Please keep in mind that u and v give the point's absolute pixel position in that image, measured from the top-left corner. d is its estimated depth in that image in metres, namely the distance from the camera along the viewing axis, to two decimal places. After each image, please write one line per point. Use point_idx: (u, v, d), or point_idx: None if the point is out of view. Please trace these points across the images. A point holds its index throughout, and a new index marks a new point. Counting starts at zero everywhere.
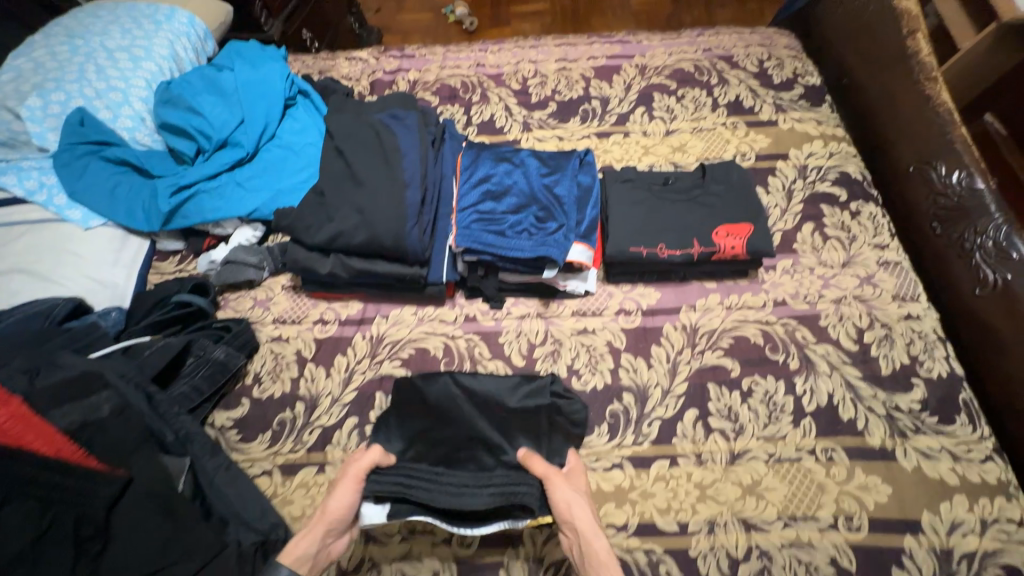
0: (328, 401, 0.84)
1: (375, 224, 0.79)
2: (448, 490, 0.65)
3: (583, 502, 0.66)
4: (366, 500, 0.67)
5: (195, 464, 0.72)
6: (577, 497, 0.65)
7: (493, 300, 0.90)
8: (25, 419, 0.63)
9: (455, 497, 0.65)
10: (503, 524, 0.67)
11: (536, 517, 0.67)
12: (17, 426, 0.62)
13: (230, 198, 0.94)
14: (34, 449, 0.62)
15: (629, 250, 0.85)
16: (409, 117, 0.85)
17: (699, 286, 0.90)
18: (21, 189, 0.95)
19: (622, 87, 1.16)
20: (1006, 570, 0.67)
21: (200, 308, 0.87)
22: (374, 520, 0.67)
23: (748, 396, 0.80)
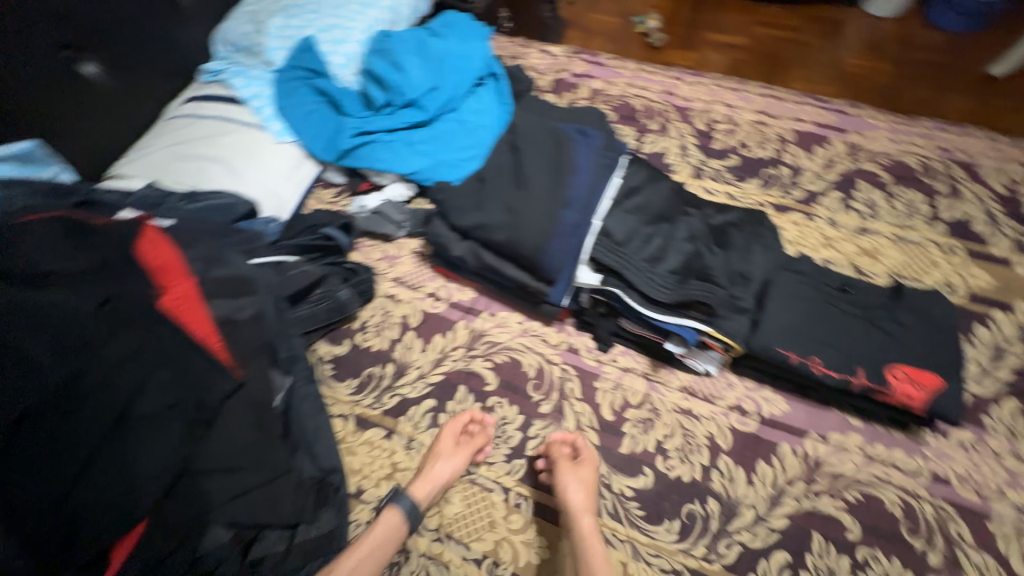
0: (415, 374, 0.86)
1: (522, 227, 0.77)
2: (652, 279, 0.75)
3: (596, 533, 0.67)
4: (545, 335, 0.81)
5: (292, 388, 0.77)
6: (584, 498, 0.69)
7: (601, 341, 0.85)
8: (191, 300, 0.66)
9: (657, 282, 0.75)
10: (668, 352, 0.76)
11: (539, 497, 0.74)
12: (184, 304, 0.66)
13: (398, 154, 0.99)
14: (189, 329, 0.65)
15: (774, 350, 0.73)
16: (595, 136, 0.82)
17: (840, 418, 0.77)
18: (242, 92, 1.09)
19: (821, 162, 1.02)
20: None
21: (338, 245, 0.93)
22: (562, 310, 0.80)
23: (859, 569, 0.67)
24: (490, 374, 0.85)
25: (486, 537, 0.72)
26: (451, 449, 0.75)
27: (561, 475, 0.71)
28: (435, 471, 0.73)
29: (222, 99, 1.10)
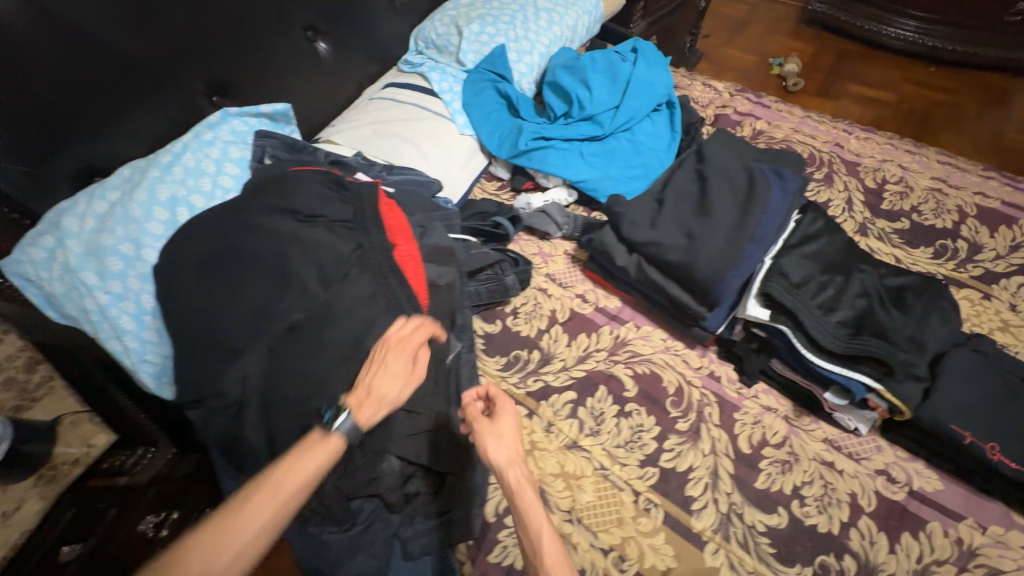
0: (558, 365, 0.92)
1: (699, 254, 0.82)
2: (824, 328, 0.76)
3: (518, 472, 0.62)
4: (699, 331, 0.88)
5: (458, 354, 0.85)
6: (507, 443, 0.64)
7: (746, 375, 0.87)
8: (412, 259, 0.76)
9: (829, 334, 0.76)
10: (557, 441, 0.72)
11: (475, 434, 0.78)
12: (409, 260, 0.76)
13: (570, 162, 1.06)
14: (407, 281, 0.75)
15: (946, 425, 0.72)
16: (790, 180, 0.85)
17: (1002, 511, 0.74)
18: (436, 85, 1.22)
19: (1005, 243, 0.97)
20: None
21: (504, 235, 1.03)
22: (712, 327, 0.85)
23: None
24: (630, 381, 0.89)
25: (614, 531, 0.76)
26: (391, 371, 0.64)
27: (483, 438, 0.64)
28: (377, 384, 0.62)
29: (417, 88, 1.23)
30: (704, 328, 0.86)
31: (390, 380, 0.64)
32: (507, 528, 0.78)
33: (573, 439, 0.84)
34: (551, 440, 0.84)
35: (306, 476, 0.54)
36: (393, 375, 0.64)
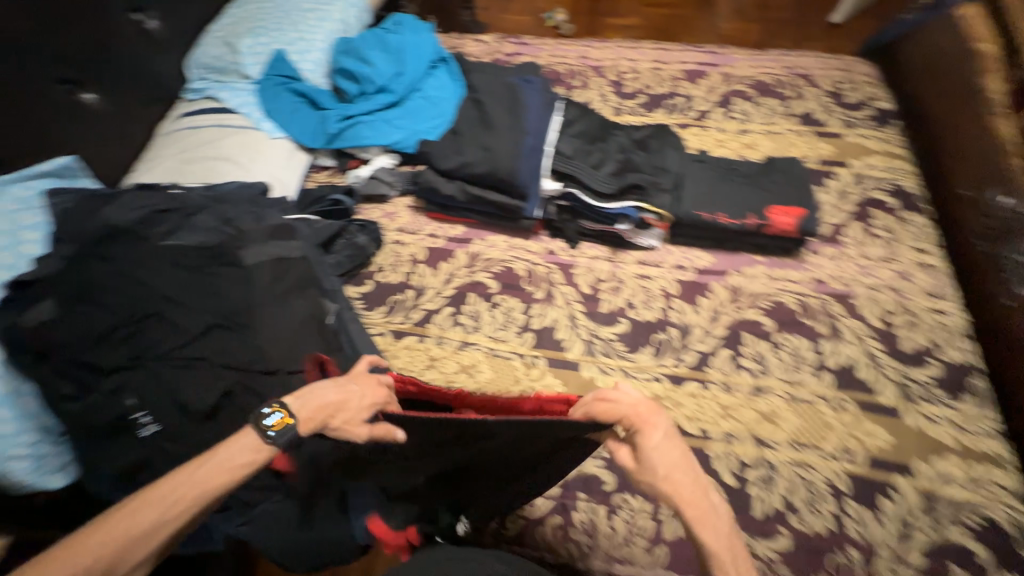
0: (431, 293, 1.06)
1: (496, 159, 1.01)
2: (586, 171, 1.01)
3: (673, 454, 0.64)
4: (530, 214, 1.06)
5: (342, 313, 0.92)
6: (662, 443, 0.64)
7: (571, 240, 1.10)
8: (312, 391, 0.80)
9: (587, 172, 1.01)
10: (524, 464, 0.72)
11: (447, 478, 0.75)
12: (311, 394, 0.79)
13: (380, 131, 1.20)
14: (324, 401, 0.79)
15: (693, 213, 1.02)
16: (536, 83, 1.09)
17: (748, 257, 1.06)
18: (230, 102, 1.25)
19: (706, 90, 1.34)
20: (987, 520, 0.78)
21: (345, 208, 1.13)
22: (533, 213, 1.05)
23: (777, 347, 0.95)
24: (491, 281, 1.07)
25: (514, 388, 0.94)
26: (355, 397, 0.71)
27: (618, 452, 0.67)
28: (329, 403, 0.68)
29: (212, 110, 1.25)
30: (525, 214, 1.05)
31: (333, 395, 0.69)
32: None
33: (461, 339, 1.00)
34: (445, 348, 0.99)
35: (228, 482, 0.60)
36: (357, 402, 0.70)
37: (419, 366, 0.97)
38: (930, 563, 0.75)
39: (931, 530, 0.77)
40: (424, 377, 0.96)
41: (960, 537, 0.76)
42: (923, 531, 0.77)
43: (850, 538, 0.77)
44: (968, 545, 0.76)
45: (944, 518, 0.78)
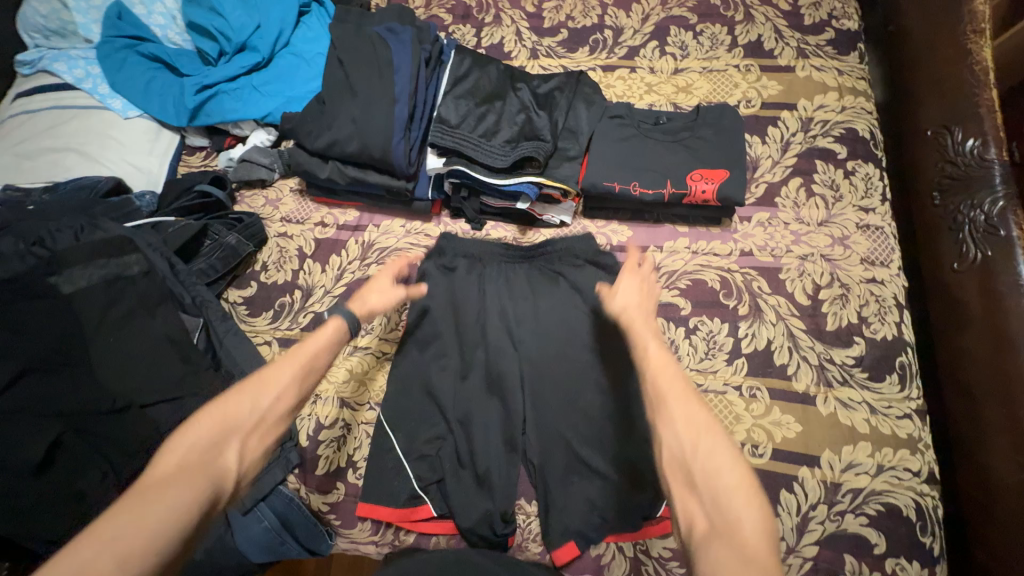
0: (321, 292, 0.96)
1: (366, 134, 0.86)
2: (475, 143, 0.86)
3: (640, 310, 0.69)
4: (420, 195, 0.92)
5: (209, 325, 0.87)
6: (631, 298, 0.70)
7: (473, 221, 0.97)
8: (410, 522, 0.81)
9: (474, 144, 0.86)
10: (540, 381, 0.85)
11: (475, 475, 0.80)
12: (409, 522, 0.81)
13: (247, 101, 1.02)
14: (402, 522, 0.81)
15: (601, 185, 0.88)
16: (405, 32, 0.90)
17: (671, 229, 0.94)
18: (69, 76, 1.05)
19: (639, 18, 1.11)
20: (886, 507, 0.75)
21: (218, 200, 0.98)
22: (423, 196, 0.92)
23: (692, 333, 0.86)
24: None
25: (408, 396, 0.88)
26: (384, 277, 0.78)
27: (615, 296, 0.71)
28: (369, 297, 0.74)
29: (51, 88, 1.05)
30: (414, 196, 0.93)
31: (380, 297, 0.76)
32: (325, 443, 0.86)
33: (353, 344, 0.92)
34: (335, 355, 0.92)
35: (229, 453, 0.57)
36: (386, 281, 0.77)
37: None
38: (821, 553, 0.74)
39: (829, 522, 0.74)
40: None
41: (856, 526, 0.74)
42: (820, 522, 0.75)
43: None
44: (863, 534, 0.74)
45: (844, 508, 0.75)
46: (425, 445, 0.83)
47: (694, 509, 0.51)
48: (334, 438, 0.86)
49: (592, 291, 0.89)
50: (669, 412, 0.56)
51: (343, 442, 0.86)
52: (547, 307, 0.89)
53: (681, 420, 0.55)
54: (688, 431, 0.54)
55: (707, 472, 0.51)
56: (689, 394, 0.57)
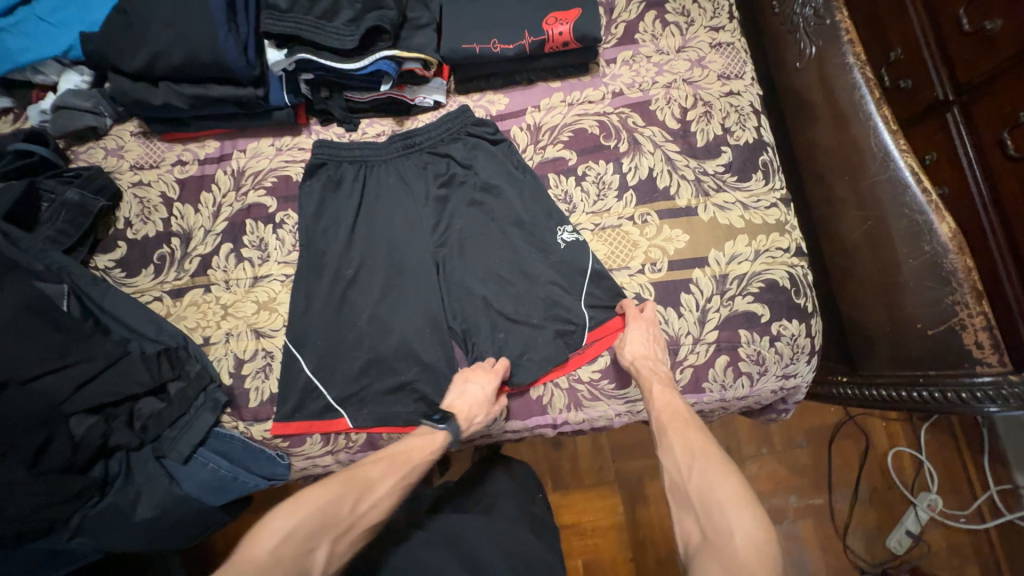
0: (202, 234, 0.89)
1: (186, 38, 0.77)
2: (314, 26, 0.79)
3: (648, 340, 0.79)
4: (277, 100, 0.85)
5: (78, 290, 0.81)
6: (644, 342, 0.79)
7: (345, 122, 0.91)
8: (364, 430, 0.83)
9: (314, 28, 0.79)
10: (445, 260, 0.86)
11: (406, 357, 0.83)
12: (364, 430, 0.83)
13: (37, 36, 0.86)
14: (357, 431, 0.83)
15: (461, 48, 0.85)
16: None
17: (544, 87, 0.94)
18: None
19: None
20: (766, 284, 0.85)
21: (43, 159, 0.85)
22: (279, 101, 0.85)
23: (582, 180, 0.90)
24: (267, 199, 0.90)
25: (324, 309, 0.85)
26: (409, 442, 0.74)
27: (630, 333, 0.80)
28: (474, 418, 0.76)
29: None
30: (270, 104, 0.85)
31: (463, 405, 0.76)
32: (250, 376, 0.84)
33: (253, 276, 0.88)
34: (236, 291, 0.87)
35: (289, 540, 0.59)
36: (414, 442, 0.74)
37: (215, 318, 0.86)
38: (720, 334, 0.84)
39: (723, 308, 0.84)
40: (222, 328, 0.85)
41: (745, 305, 0.85)
42: (716, 311, 0.84)
43: None
44: (752, 310, 0.85)
45: (733, 294, 0.85)
46: (351, 345, 0.83)
47: (687, 516, 0.61)
48: (258, 369, 0.84)
49: (483, 165, 0.88)
50: (692, 448, 0.66)
51: (269, 370, 0.84)
52: (438, 192, 0.88)
53: (679, 447, 0.67)
54: (688, 458, 0.65)
55: (700, 489, 0.61)
56: (690, 428, 0.69)
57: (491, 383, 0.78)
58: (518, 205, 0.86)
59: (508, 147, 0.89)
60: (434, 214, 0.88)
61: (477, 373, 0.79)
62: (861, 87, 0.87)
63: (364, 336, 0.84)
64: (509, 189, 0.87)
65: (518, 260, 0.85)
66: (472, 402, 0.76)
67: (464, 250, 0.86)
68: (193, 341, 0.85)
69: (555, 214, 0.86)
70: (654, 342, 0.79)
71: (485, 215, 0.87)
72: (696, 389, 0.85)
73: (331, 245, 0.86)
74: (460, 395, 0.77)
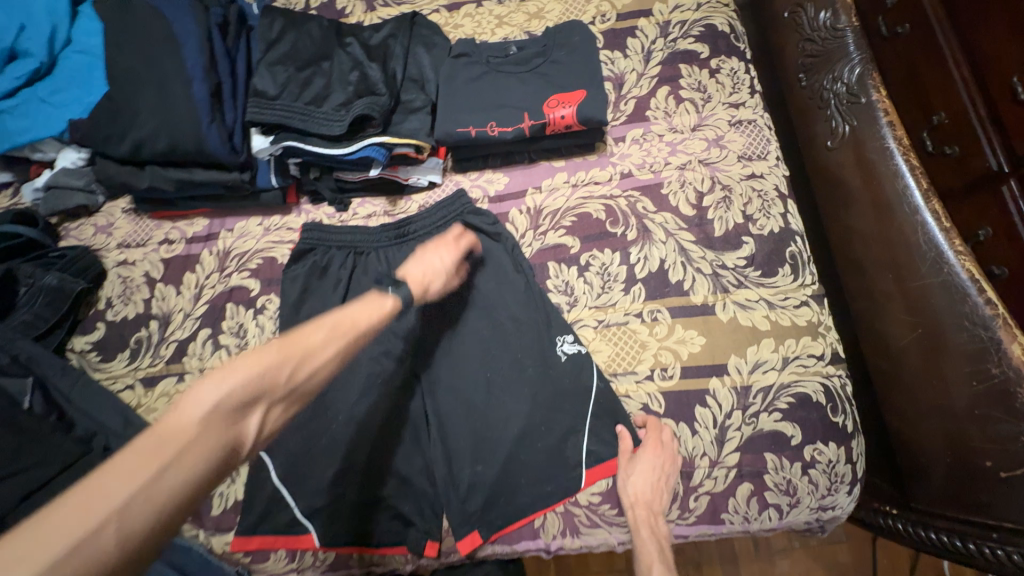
0: (181, 317, 0.85)
1: (170, 127, 0.74)
2: (303, 113, 0.76)
3: (659, 488, 0.70)
4: (266, 182, 0.81)
5: (44, 382, 0.77)
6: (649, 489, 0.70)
7: (336, 202, 0.87)
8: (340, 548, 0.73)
9: (302, 114, 0.76)
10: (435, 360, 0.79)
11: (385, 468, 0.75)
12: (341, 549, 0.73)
13: (37, 115, 0.85)
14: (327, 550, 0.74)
15: (456, 132, 0.80)
16: None
17: (547, 166, 0.88)
18: None
19: None
20: (797, 398, 0.74)
21: (31, 239, 0.84)
22: (268, 183, 0.81)
23: (585, 270, 0.82)
24: (250, 281, 0.86)
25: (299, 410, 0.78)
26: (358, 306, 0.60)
27: (638, 468, 0.70)
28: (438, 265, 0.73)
29: None
30: (258, 186, 0.81)
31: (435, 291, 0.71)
32: (217, 479, 0.78)
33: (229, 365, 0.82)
34: None
35: (142, 475, 0.40)
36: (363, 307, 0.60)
37: None
38: (742, 458, 0.73)
39: (745, 426, 0.73)
40: None
41: (772, 424, 0.73)
42: (737, 429, 0.73)
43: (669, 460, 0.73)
44: (780, 429, 0.73)
45: (757, 410, 0.73)
46: (322, 453, 0.75)
47: None
48: None
49: (477, 256, 0.82)
50: None
51: (236, 474, 0.78)
52: None
53: None
54: None
55: None
56: None
57: (453, 252, 0.75)
58: (515, 303, 0.79)
59: (509, 238, 0.82)
60: (425, 310, 0.81)
61: (434, 245, 0.74)
62: (907, 175, 0.76)
63: (338, 441, 0.75)
64: (507, 287, 0.80)
65: (514, 365, 0.76)
66: (435, 266, 0.72)
67: (455, 349, 0.79)
68: None
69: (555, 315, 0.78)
70: (661, 491, 0.70)
71: (479, 312, 0.80)
72: (714, 519, 0.72)
73: None
74: (422, 266, 0.71)
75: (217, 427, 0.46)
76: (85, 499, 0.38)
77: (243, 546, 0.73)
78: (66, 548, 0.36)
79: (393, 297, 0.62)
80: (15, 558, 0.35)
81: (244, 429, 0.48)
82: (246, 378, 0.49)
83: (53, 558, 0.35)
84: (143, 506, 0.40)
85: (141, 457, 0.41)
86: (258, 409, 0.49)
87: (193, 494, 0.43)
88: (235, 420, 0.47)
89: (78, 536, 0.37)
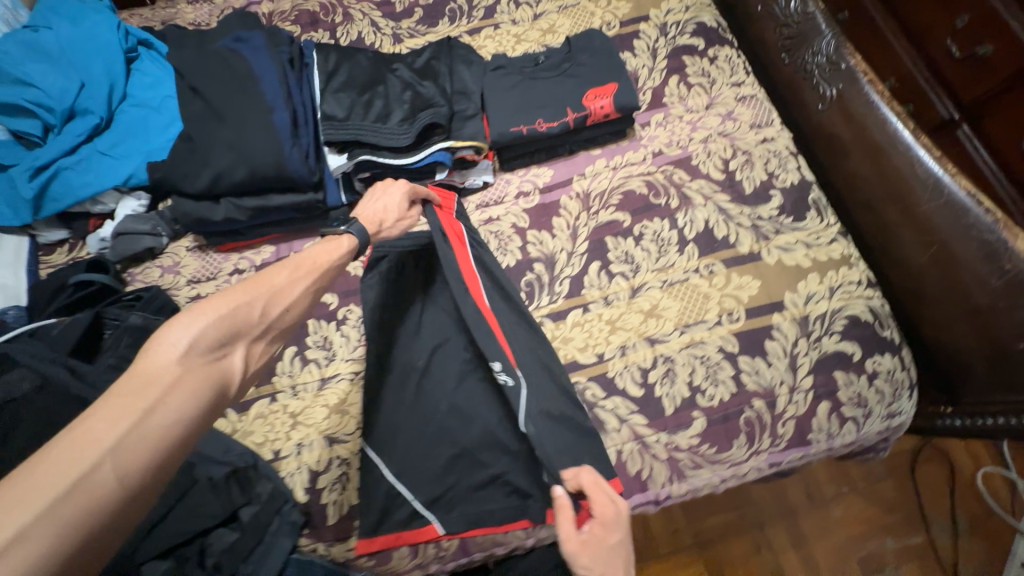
0: None
1: (250, 156, 0.79)
2: (374, 128, 0.83)
3: None
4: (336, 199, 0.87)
5: None
6: None
7: None
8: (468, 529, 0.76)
9: (373, 129, 0.83)
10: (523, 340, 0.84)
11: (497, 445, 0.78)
12: (467, 530, 0.75)
13: (101, 169, 0.88)
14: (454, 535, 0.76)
15: (510, 131, 0.89)
16: (254, 37, 0.86)
17: (586, 155, 0.97)
18: None
19: None
20: (850, 320, 0.83)
21: (104, 285, 0.85)
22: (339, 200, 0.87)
23: (640, 239, 0.90)
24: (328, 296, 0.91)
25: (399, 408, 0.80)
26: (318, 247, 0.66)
27: None
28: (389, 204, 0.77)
29: None
30: (328, 204, 0.86)
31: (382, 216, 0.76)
32: (326, 489, 0.78)
33: (320, 377, 0.85)
34: (304, 397, 0.83)
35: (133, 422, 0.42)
36: (325, 246, 0.66)
37: (284, 430, 0.81)
38: (816, 380, 0.80)
39: (812, 351, 0.81)
40: (292, 439, 0.80)
41: (834, 345, 0.82)
42: (805, 355, 0.81)
43: (753, 393, 0.80)
44: (842, 348, 0.82)
45: (819, 335, 0.82)
46: (430, 443, 0.79)
47: None
48: (335, 480, 0.78)
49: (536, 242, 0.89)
50: None
51: (346, 480, 0.78)
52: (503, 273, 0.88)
53: None
54: None
55: None
56: None
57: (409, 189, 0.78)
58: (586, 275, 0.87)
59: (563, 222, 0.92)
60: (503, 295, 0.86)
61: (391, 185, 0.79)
62: (893, 120, 0.90)
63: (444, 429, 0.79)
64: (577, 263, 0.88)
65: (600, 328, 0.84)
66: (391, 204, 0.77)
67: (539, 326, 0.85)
68: (263, 457, 0.79)
69: (489, 344, 0.71)
70: None
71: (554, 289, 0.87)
72: (802, 441, 0.79)
73: (402, 336, 0.84)
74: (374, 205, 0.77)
75: (196, 365, 0.48)
76: (74, 442, 0.40)
77: (370, 547, 0.74)
78: (62, 488, 0.37)
79: (348, 234, 0.68)
80: (13, 499, 0.36)
81: (228, 365, 0.51)
82: (216, 319, 0.51)
83: (53, 499, 0.37)
84: (137, 443, 0.41)
85: (125, 399, 0.43)
86: (235, 350, 0.52)
87: (186, 431, 0.45)
88: (214, 356, 0.50)
89: (77, 474, 0.38)
